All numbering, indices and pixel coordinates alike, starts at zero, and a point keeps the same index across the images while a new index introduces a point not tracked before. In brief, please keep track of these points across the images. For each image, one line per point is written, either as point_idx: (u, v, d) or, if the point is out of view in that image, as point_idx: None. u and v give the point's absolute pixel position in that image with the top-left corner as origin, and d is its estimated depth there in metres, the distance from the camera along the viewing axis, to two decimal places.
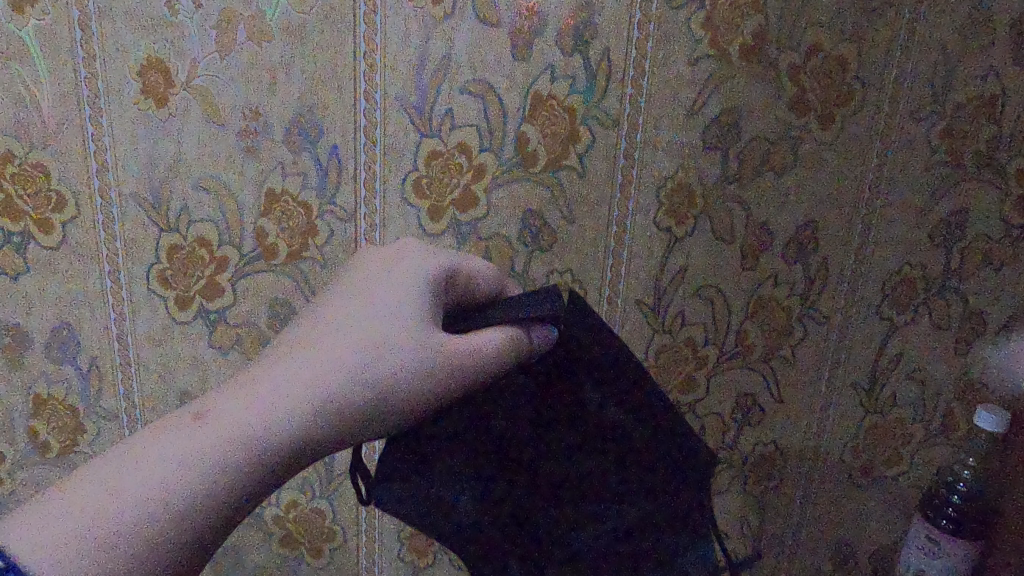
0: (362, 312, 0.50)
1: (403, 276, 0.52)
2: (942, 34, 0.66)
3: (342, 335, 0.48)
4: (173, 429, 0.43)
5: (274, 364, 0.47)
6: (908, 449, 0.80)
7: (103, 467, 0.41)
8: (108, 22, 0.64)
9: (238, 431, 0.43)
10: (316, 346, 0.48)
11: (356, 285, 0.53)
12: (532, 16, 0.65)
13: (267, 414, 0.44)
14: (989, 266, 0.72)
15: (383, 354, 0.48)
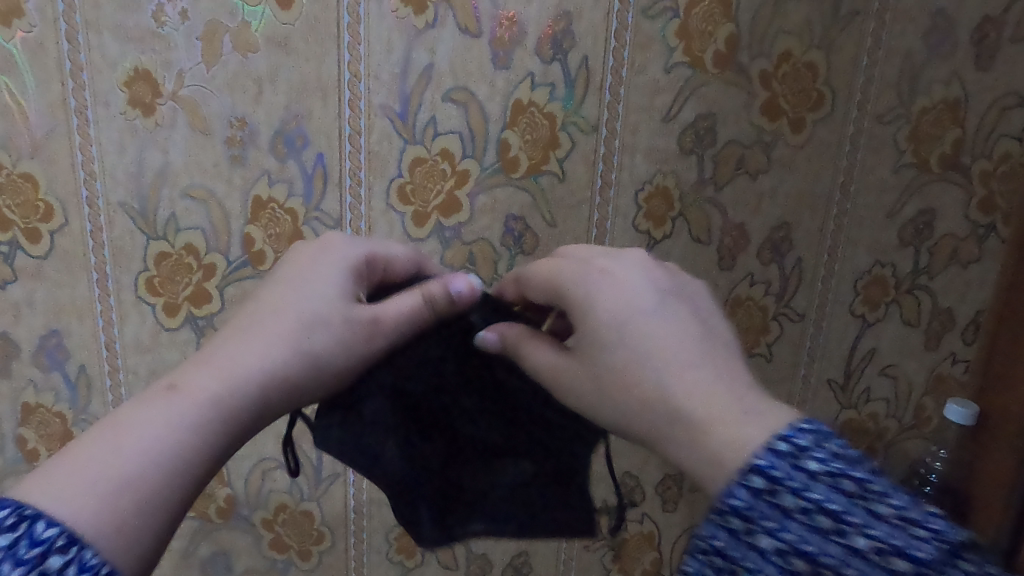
0: (296, 293, 0.52)
1: (325, 260, 0.54)
2: (906, 42, 0.70)
3: (284, 313, 0.51)
4: (149, 404, 0.43)
5: (222, 344, 0.49)
6: (882, 443, 0.85)
7: (88, 442, 0.40)
8: (95, 33, 0.65)
9: (209, 398, 0.45)
10: (262, 326, 0.50)
11: (278, 273, 0.54)
12: (511, 25, 0.67)
13: (232, 383, 0.46)
14: (957, 263, 0.76)
15: (326, 328, 0.50)
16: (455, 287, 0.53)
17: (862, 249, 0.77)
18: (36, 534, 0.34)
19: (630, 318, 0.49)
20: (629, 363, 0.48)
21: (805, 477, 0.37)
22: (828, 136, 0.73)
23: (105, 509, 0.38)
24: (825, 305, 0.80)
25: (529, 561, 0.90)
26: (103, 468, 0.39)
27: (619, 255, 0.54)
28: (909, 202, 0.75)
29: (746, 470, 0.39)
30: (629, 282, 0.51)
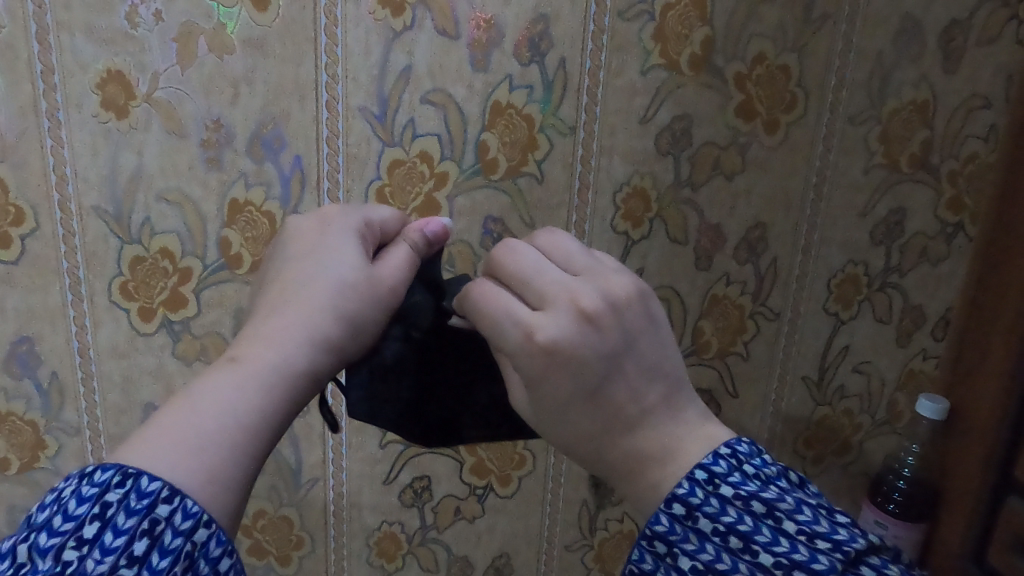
0: (314, 258, 0.52)
1: (328, 232, 0.54)
2: (875, 45, 0.72)
3: (308, 277, 0.50)
4: (211, 374, 0.44)
5: (258, 319, 0.49)
6: (857, 438, 0.87)
7: (164, 413, 0.41)
8: (67, 35, 0.64)
9: (263, 359, 0.45)
10: (292, 293, 0.49)
11: (284, 253, 0.54)
12: (489, 27, 0.67)
13: (280, 343, 0.46)
14: (928, 262, 0.80)
15: (352, 284, 0.50)
16: (428, 229, 0.57)
17: (836, 248, 0.79)
18: (142, 487, 0.37)
19: (574, 397, 0.46)
20: (571, 434, 0.47)
21: (720, 502, 0.41)
22: (801, 138, 0.74)
23: (197, 464, 0.39)
24: (800, 303, 0.81)
25: (510, 562, 0.90)
26: (183, 429, 0.40)
27: (572, 308, 0.46)
28: (880, 202, 0.77)
29: (668, 496, 0.42)
30: (578, 361, 0.45)
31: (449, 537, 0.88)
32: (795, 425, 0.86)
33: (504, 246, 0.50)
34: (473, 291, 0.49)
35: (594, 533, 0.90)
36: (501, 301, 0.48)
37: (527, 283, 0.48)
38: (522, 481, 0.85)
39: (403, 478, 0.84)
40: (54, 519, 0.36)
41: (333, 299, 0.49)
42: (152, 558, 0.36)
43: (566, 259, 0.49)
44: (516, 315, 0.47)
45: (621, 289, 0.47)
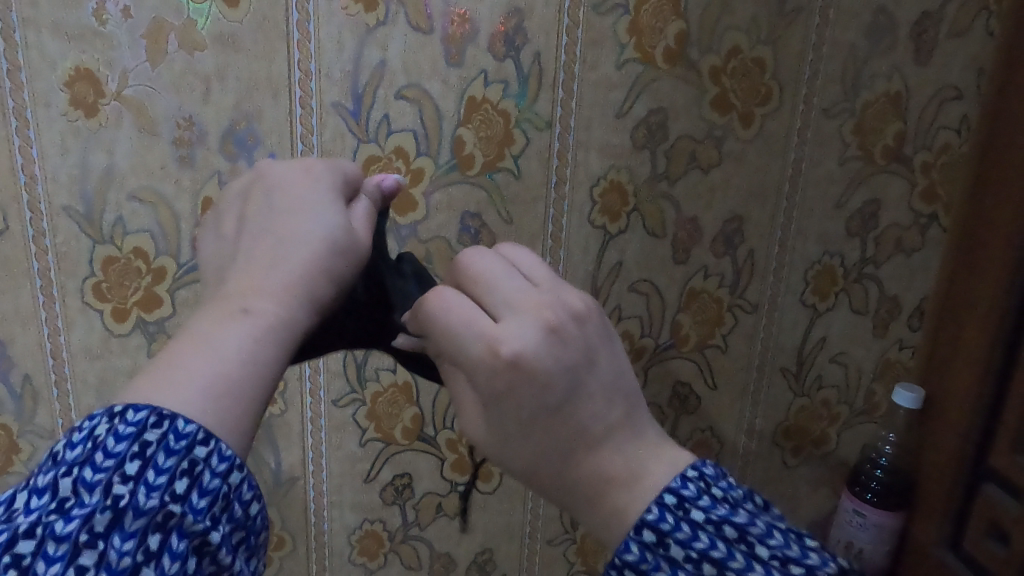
0: (303, 202, 0.49)
1: (316, 180, 0.51)
2: (848, 37, 0.72)
3: (307, 223, 0.48)
4: (222, 320, 0.43)
5: (257, 262, 0.46)
6: (835, 428, 0.89)
7: (183, 365, 0.40)
8: (33, 32, 0.63)
9: (273, 304, 0.44)
10: (286, 237, 0.47)
11: (267, 195, 0.50)
12: (463, 22, 0.67)
13: (287, 290, 0.45)
14: (902, 252, 0.81)
15: (348, 231, 0.49)
16: (385, 182, 0.54)
17: (813, 240, 0.79)
18: (179, 429, 0.37)
19: (538, 413, 0.44)
20: (531, 458, 0.45)
21: (691, 527, 0.40)
22: (777, 131, 0.75)
23: (226, 416, 0.39)
24: (777, 295, 0.81)
25: (493, 558, 0.90)
26: (208, 382, 0.40)
27: (537, 320, 0.44)
28: (855, 193, 0.78)
29: (637, 523, 0.41)
30: (548, 370, 0.43)
31: (431, 534, 0.88)
32: (775, 416, 0.87)
33: (459, 260, 0.49)
34: (427, 303, 0.47)
35: (577, 527, 0.90)
36: (463, 312, 0.46)
37: (487, 294, 0.46)
38: (503, 477, 0.86)
39: (384, 476, 0.84)
40: (95, 456, 0.36)
41: (336, 252, 0.47)
42: (192, 496, 0.37)
43: (525, 274, 0.48)
44: (477, 327, 0.45)
45: (580, 304, 0.46)
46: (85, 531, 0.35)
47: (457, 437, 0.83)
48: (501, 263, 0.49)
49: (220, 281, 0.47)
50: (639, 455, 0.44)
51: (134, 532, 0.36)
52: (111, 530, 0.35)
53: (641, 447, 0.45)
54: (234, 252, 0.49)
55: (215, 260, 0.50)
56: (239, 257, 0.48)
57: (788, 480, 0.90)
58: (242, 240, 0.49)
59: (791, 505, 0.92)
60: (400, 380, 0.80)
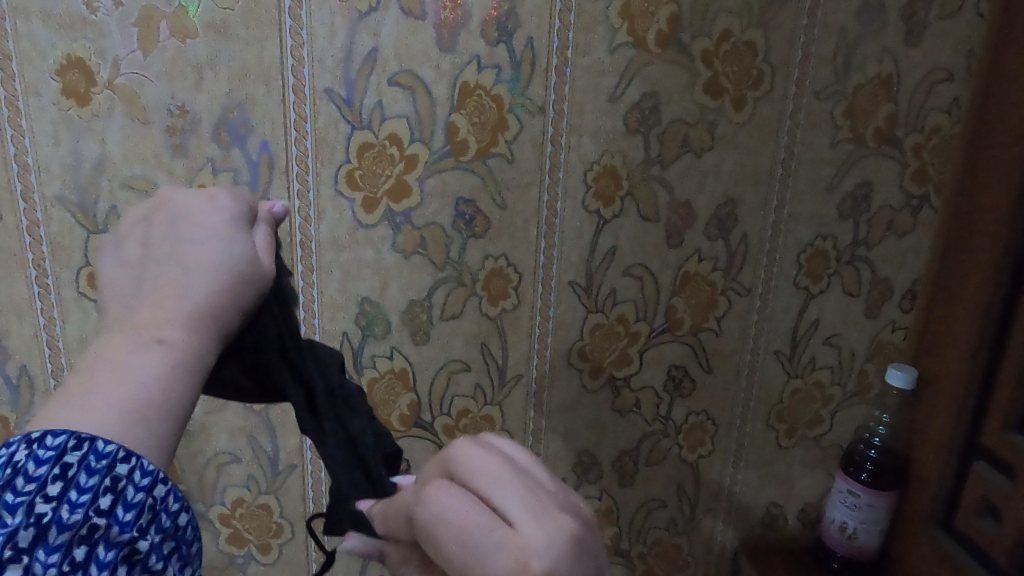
0: (207, 230, 0.49)
1: (221, 207, 0.51)
2: (839, 19, 0.72)
3: (215, 247, 0.48)
4: (133, 349, 0.43)
5: (166, 287, 0.46)
6: (829, 410, 0.89)
7: (100, 394, 0.41)
8: (23, 21, 0.63)
9: (182, 332, 0.44)
10: (193, 265, 0.47)
11: (172, 221, 0.50)
12: (455, 7, 0.67)
13: (198, 319, 0.45)
14: (894, 235, 0.82)
15: (254, 257, 0.49)
16: (276, 209, 0.55)
17: (806, 222, 0.80)
18: (99, 449, 0.39)
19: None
20: None
21: None
22: (768, 115, 0.75)
23: (147, 439, 0.41)
24: (770, 279, 0.82)
25: None
26: (129, 408, 0.41)
27: (561, 527, 0.37)
28: (846, 176, 0.78)
29: None
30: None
31: None
32: (769, 399, 0.88)
33: (453, 452, 0.42)
34: (428, 501, 0.39)
35: None
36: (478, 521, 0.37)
37: (497, 494, 0.39)
38: None
39: None
40: (15, 481, 0.38)
41: (247, 279, 0.48)
42: (118, 510, 0.39)
43: (527, 470, 0.41)
44: (497, 535, 0.37)
45: (589, 512, 0.40)
46: (9, 548, 0.36)
47: (454, 423, 0.83)
48: (499, 459, 0.41)
49: (126, 303, 0.47)
50: None
51: (58, 546, 0.38)
52: (36, 545, 0.37)
53: None
54: (137, 277, 0.49)
55: (114, 281, 0.49)
56: (144, 284, 0.47)
57: (781, 462, 0.91)
58: (147, 265, 0.48)
59: (785, 487, 0.93)
60: (397, 366, 0.80)
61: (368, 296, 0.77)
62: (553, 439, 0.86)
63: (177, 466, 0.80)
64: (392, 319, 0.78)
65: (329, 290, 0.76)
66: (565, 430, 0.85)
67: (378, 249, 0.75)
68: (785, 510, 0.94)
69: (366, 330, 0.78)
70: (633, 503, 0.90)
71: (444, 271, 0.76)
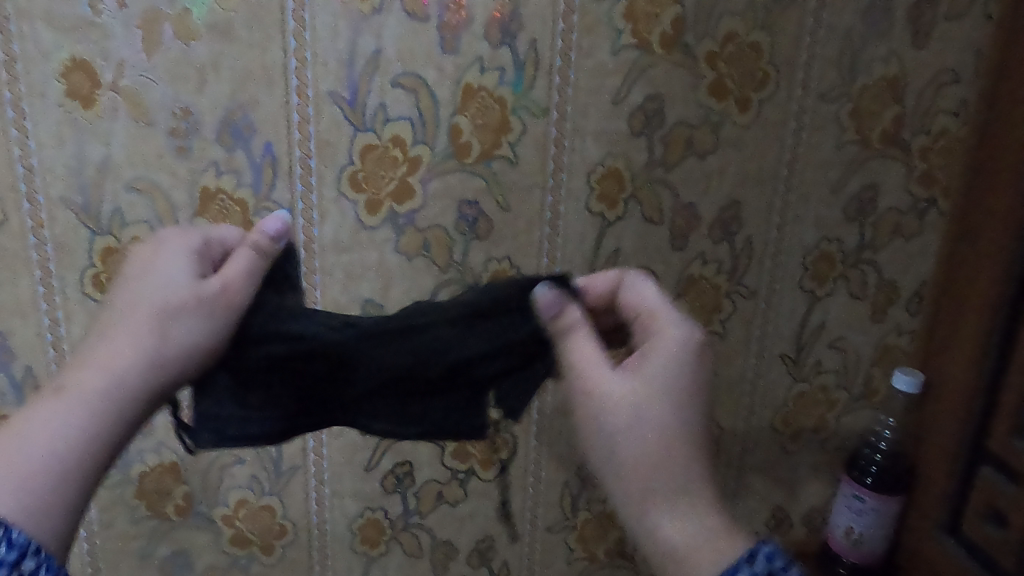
0: (147, 288, 0.57)
1: (167, 261, 0.58)
2: (845, 20, 0.72)
3: (140, 312, 0.56)
4: (52, 405, 0.53)
5: (95, 349, 0.56)
6: (834, 414, 0.89)
7: (33, 428, 0.52)
8: (27, 23, 0.63)
9: (84, 394, 0.54)
10: (120, 330, 0.56)
11: (132, 272, 0.59)
12: (458, 9, 0.67)
13: (104, 382, 0.54)
14: (900, 237, 0.81)
15: (174, 314, 0.56)
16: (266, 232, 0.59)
17: (811, 225, 0.79)
18: None
19: (633, 459, 0.54)
20: (640, 456, 0.54)
21: None
22: (773, 116, 0.75)
23: (29, 494, 0.50)
24: (776, 281, 0.81)
25: (495, 545, 0.90)
26: (36, 461, 0.51)
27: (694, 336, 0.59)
28: (852, 179, 0.78)
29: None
30: (677, 448, 0.54)
31: (433, 523, 0.87)
32: (773, 403, 0.87)
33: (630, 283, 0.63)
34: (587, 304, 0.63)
35: (577, 514, 0.90)
36: (682, 347, 0.57)
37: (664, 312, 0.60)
38: (504, 464, 0.86)
39: (384, 464, 0.84)
40: None
41: (156, 345, 0.55)
42: None
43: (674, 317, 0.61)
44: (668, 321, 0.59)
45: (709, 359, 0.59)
46: None
47: None
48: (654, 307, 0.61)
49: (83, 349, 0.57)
50: (709, 525, 0.53)
51: None
52: None
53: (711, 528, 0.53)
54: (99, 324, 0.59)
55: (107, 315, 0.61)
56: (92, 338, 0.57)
57: (785, 466, 0.91)
58: (102, 317, 0.58)
59: (790, 491, 0.92)
60: None
61: (371, 298, 0.76)
62: (557, 442, 0.86)
63: (180, 465, 0.81)
64: None
65: (331, 292, 0.76)
66: (568, 432, 0.85)
67: (381, 251, 0.75)
68: (790, 514, 0.94)
69: None
70: None
71: (447, 273, 0.76)
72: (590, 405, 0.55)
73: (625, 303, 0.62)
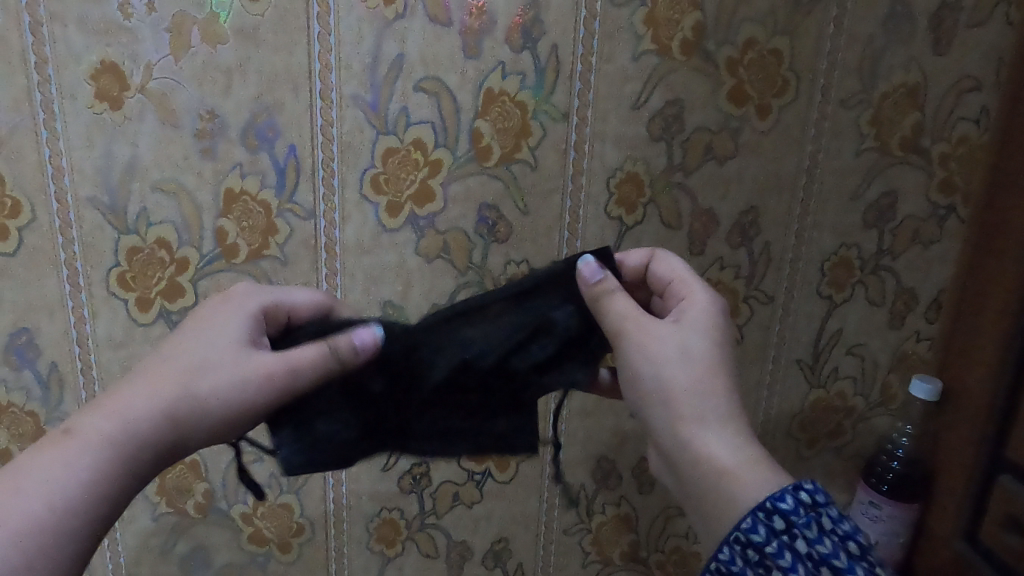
0: (193, 341, 0.57)
1: (223, 319, 0.59)
2: (866, 27, 0.72)
3: (179, 363, 0.55)
4: (60, 445, 0.51)
5: (122, 390, 0.54)
6: (850, 421, 0.88)
7: (32, 472, 0.49)
8: (59, 26, 0.64)
9: (98, 437, 0.52)
10: (155, 375, 0.55)
11: (184, 324, 0.59)
12: (481, 15, 0.68)
13: (124, 425, 0.52)
14: (919, 244, 0.81)
15: (213, 371, 0.55)
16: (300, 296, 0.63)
17: (830, 231, 0.79)
18: None
19: (681, 385, 0.59)
20: (682, 385, 0.59)
21: (817, 531, 0.52)
22: (793, 122, 0.75)
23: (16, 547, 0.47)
24: (793, 287, 0.82)
25: (509, 546, 0.90)
26: (27, 511, 0.48)
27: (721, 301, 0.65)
28: (871, 186, 0.78)
29: (772, 510, 0.53)
30: (719, 378, 0.59)
31: (448, 523, 0.88)
32: (790, 408, 0.87)
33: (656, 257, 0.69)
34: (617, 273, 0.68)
35: (593, 517, 0.90)
36: (711, 301, 0.64)
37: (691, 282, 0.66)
38: (520, 466, 0.86)
39: (401, 465, 0.84)
40: None
41: (186, 401, 0.54)
42: None
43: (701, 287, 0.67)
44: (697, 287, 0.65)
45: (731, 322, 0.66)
46: None
47: None
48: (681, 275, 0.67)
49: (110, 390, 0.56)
50: (745, 451, 0.58)
51: None
52: None
53: (750, 456, 0.57)
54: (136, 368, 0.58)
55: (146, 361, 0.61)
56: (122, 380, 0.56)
57: (800, 473, 0.90)
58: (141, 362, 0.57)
59: None
60: None
61: (390, 299, 0.77)
62: (573, 444, 0.86)
63: (201, 463, 0.82)
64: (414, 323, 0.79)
65: (352, 293, 0.77)
66: (584, 435, 0.86)
67: (401, 253, 0.76)
68: None
69: None
70: (651, 510, 0.90)
71: (466, 275, 0.77)
72: (641, 346, 0.60)
73: (653, 270, 0.68)
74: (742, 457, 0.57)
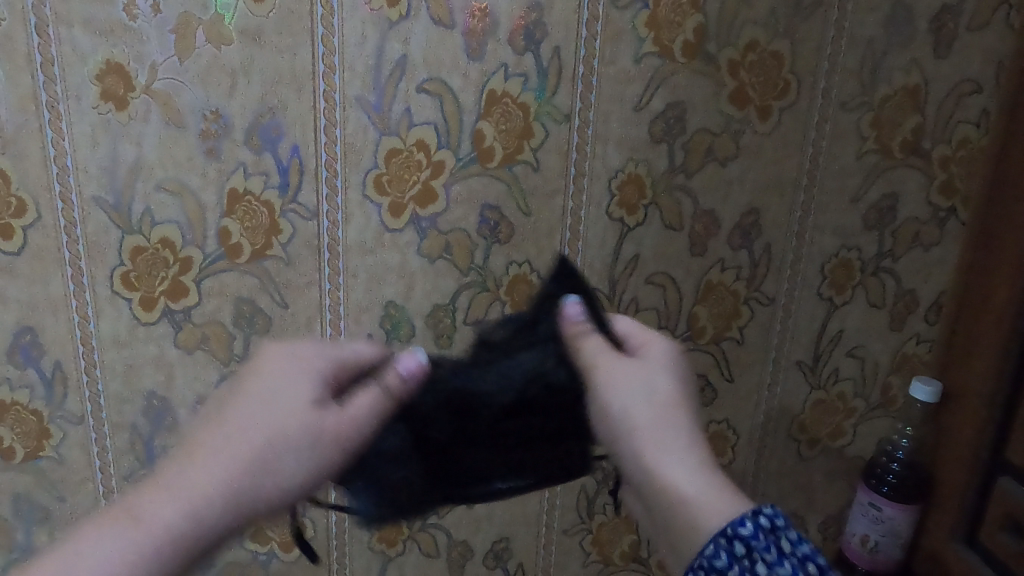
0: (259, 411, 0.52)
1: (289, 383, 0.54)
2: (868, 31, 0.72)
3: (245, 437, 0.50)
4: (110, 538, 0.46)
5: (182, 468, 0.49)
6: (851, 422, 0.89)
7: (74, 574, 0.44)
8: (65, 27, 0.64)
9: (153, 528, 0.46)
10: (217, 454, 0.50)
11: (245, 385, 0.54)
12: (484, 17, 0.68)
13: (182, 515, 0.47)
14: (920, 246, 0.81)
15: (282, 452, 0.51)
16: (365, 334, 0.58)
17: (831, 233, 0.80)
18: None
19: (638, 417, 0.53)
20: (638, 414, 0.53)
21: (777, 554, 0.46)
22: (794, 124, 0.75)
23: None
24: (794, 288, 0.82)
25: (510, 546, 0.91)
26: None
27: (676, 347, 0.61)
28: (872, 188, 0.78)
29: (729, 535, 0.47)
30: (677, 415, 0.54)
31: (449, 522, 0.88)
32: (790, 409, 0.87)
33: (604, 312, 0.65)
34: None
35: (593, 517, 0.90)
36: (668, 345, 0.59)
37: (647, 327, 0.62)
38: None
39: None
40: None
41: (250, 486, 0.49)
42: None
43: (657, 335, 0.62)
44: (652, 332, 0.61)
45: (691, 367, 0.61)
46: None
47: None
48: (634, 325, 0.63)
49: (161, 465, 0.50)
50: (708, 484, 0.51)
51: None
52: None
53: (713, 491, 0.50)
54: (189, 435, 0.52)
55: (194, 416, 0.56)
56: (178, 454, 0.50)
57: (801, 473, 0.91)
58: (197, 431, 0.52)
59: (806, 498, 0.92)
60: None
61: (393, 299, 0.78)
62: None
63: None
64: (416, 323, 0.79)
65: (354, 293, 0.77)
66: None
67: (404, 253, 0.76)
68: (805, 521, 0.94)
69: (390, 333, 0.79)
70: None
71: (468, 275, 0.77)
72: (599, 375, 0.55)
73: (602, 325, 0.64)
74: (705, 489, 0.50)
